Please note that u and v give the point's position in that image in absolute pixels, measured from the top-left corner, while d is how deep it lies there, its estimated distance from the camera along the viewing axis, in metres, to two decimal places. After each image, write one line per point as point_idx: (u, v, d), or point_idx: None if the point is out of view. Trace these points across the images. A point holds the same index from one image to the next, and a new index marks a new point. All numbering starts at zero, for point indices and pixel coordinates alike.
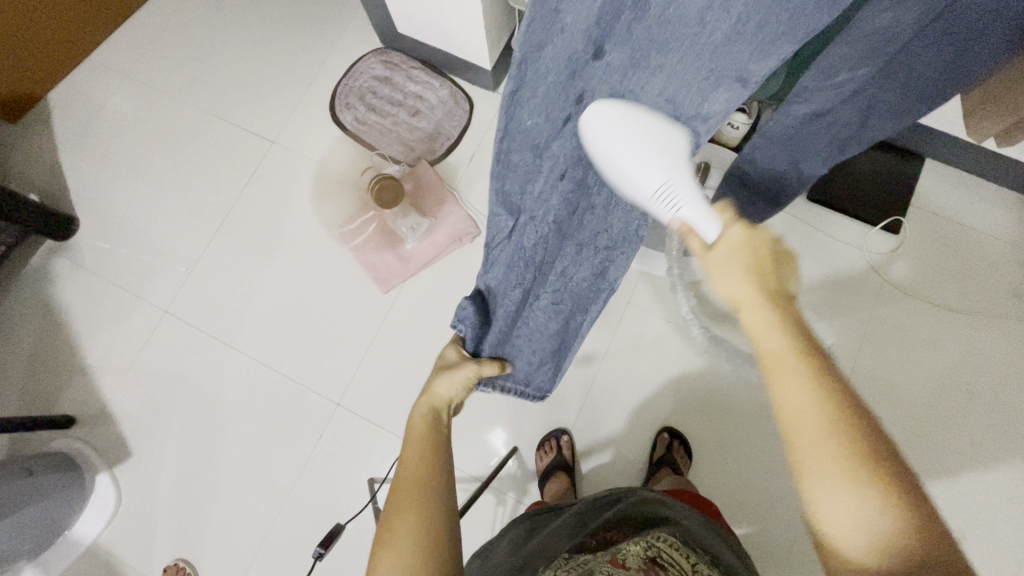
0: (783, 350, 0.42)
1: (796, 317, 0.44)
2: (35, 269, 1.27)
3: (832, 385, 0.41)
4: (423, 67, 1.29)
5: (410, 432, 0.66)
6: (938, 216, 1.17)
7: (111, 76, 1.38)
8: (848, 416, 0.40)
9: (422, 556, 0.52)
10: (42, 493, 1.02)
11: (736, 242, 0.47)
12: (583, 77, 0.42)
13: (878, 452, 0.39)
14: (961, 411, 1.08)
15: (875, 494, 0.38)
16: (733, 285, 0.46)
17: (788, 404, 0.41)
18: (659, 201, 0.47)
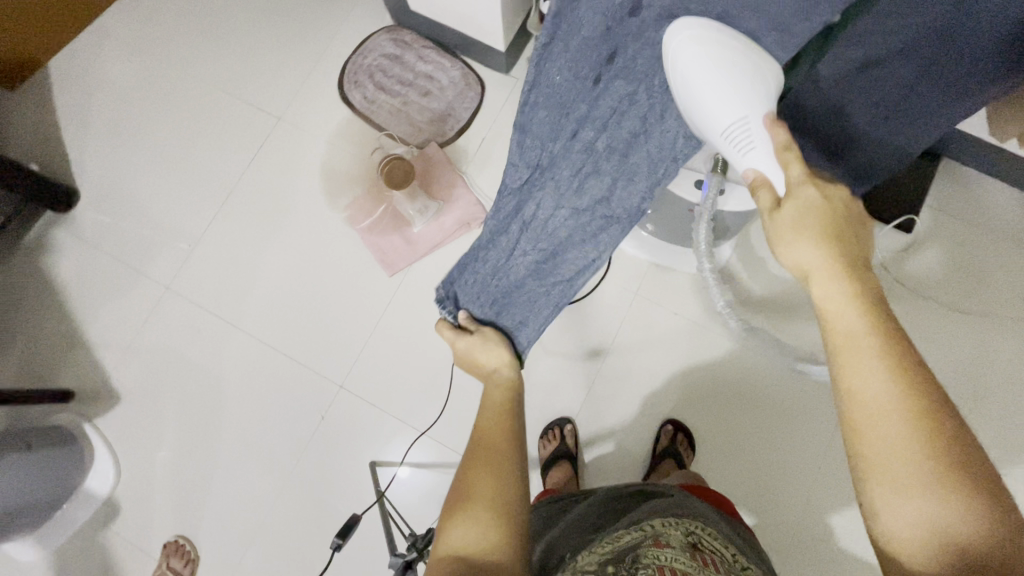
0: (857, 335, 0.46)
1: (870, 296, 0.47)
2: (33, 241, 1.25)
3: (914, 373, 0.44)
4: (436, 46, 1.26)
5: (487, 402, 0.74)
6: (953, 216, 1.15)
7: (113, 45, 1.35)
8: (921, 407, 0.42)
9: (504, 507, 0.58)
10: (42, 466, 1.01)
11: (809, 207, 0.50)
12: (616, 34, 0.47)
13: (948, 444, 0.42)
14: (964, 413, 1.08)
15: (948, 487, 0.40)
16: (810, 258, 0.50)
17: (865, 386, 0.44)
18: (728, 140, 0.49)
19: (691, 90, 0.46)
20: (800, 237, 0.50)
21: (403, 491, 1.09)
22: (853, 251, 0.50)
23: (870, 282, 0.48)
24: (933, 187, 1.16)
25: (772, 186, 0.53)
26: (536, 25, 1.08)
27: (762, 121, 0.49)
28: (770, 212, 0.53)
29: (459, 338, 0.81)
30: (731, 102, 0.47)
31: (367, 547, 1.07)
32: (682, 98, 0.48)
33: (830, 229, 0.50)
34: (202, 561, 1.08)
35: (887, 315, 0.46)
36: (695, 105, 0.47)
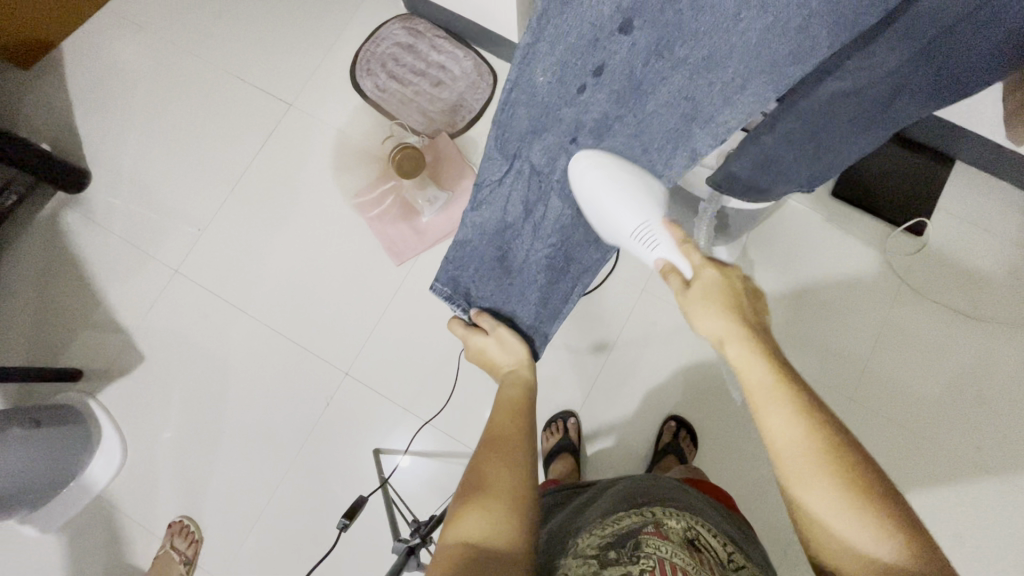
0: (769, 390, 0.50)
1: (772, 352, 0.54)
2: (44, 221, 1.25)
3: (823, 421, 0.48)
4: (449, 36, 1.25)
5: (501, 402, 0.71)
6: (964, 220, 1.14)
7: (125, 27, 1.35)
8: (833, 445, 0.47)
9: (516, 500, 0.57)
10: (48, 443, 1.02)
11: (710, 283, 0.59)
12: (603, 48, 0.56)
13: (861, 476, 0.46)
14: (969, 418, 1.08)
15: (874, 523, 0.44)
16: (717, 326, 0.56)
17: (781, 438, 0.49)
18: (638, 238, 0.67)
19: (597, 205, 0.66)
20: (708, 308, 0.57)
21: (406, 479, 1.10)
22: (750, 313, 0.57)
23: (769, 339, 0.55)
24: (946, 190, 1.15)
25: (679, 273, 0.63)
26: None
27: (660, 224, 0.66)
28: (680, 292, 0.61)
29: (478, 338, 0.77)
30: (629, 208, 0.65)
31: (368, 532, 1.07)
32: (589, 208, 0.67)
33: (733, 301, 0.57)
34: (206, 542, 1.09)
35: (788, 368, 0.52)
36: (605, 212, 0.67)
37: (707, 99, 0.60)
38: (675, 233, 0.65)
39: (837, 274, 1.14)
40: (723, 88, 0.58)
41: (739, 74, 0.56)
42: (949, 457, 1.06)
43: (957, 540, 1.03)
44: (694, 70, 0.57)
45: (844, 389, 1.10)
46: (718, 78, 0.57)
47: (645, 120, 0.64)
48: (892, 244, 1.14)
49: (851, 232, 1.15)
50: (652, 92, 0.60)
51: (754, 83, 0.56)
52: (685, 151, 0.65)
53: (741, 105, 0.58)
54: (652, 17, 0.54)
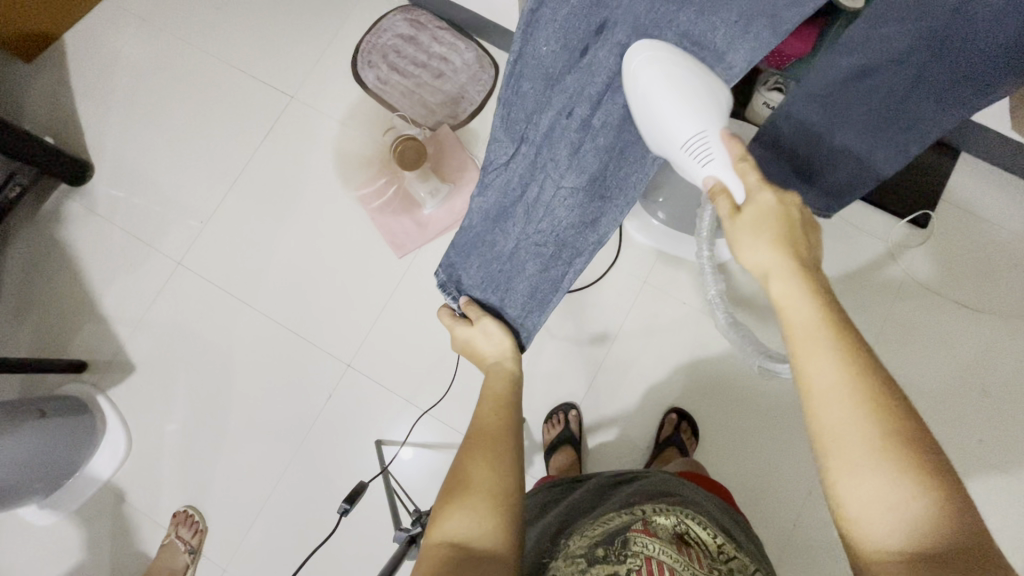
0: (814, 325, 0.46)
1: (826, 292, 0.48)
2: (47, 213, 1.26)
3: (871, 366, 0.43)
4: (450, 27, 1.25)
5: (488, 394, 0.69)
6: (969, 212, 1.13)
7: (127, 20, 1.35)
8: (880, 402, 0.42)
9: (496, 500, 0.56)
10: (51, 435, 1.03)
11: (764, 208, 0.53)
12: (606, 6, 0.56)
13: (909, 433, 0.41)
14: (971, 411, 1.07)
15: (909, 476, 0.39)
16: (763, 257, 0.51)
17: (818, 376, 0.44)
18: (687, 152, 0.58)
19: (650, 107, 0.58)
20: (758, 237, 0.52)
21: (407, 470, 1.10)
22: (805, 250, 0.51)
23: (822, 281, 0.49)
24: (951, 183, 1.14)
25: (730, 196, 0.56)
26: None
27: (719, 137, 0.58)
28: (730, 216, 0.55)
29: (461, 326, 0.78)
30: (687, 115, 0.57)
31: (370, 523, 1.08)
32: (641, 111, 0.59)
33: (784, 232, 0.51)
34: (210, 532, 1.10)
35: (842, 311, 0.47)
36: (654, 113, 0.58)
37: (714, 48, 0.58)
38: (733, 149, 0.57)
39: (840, 266, 1.14)
40: (727, 33, 0.56)
41: (744, 15, 0.55)
42: (952, 450, 1.06)
43: None
44: (703, 10, 0.56)
45: None
46: (723, 20, 0.56)
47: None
48: (896, 237, 1.14)
49: (854, 224, 1.15)
50: (658, 39, 0.58)
51: (753, 31, 0.56)
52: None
53: (745, 51, 0.57)
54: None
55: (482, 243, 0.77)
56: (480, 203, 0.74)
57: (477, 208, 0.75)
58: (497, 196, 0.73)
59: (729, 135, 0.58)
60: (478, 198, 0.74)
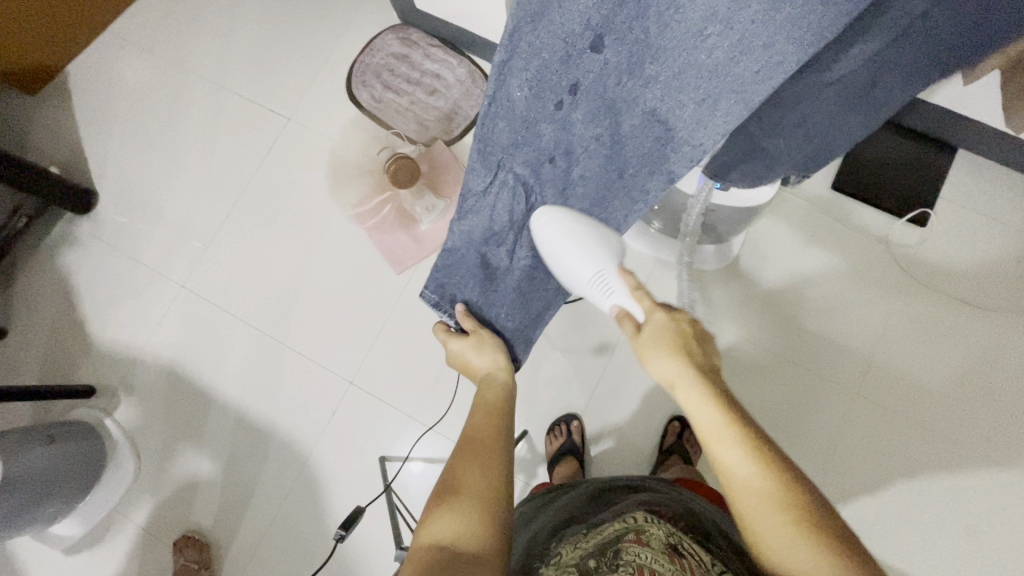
0: (714, 430, 0.53)
1: (721, 391, 0.56)
2: (54, 242, 1.28)
3: (778, 464, 0.50)
4: (441, 44, 1.26)
5: (481, 399, 0.71)
6: (969, 209, 1.13)
7: (127, 49, 1.38)
8: (783, 488, 0.49)
9: (479, 507, 0.57)
10: (60, 461, 1.04)
11: (659, 325, 0.63)
12: (577, 65, 0.54)
13: (811, 511, 0.48)
14: (978, 408, 1.06)
15: (818, 546, 0.46)
16: (669, 370, 0.59)
17: (738, 472, 0.51)
18: (597, 287, 0.70)
19: (555, 255, 0.70)
20: (659, 353, 0.60)
21: (412, 485, 1.11)
22: (699, 356, 0.60)
23: (720, 383, 0.57)
24: (948, 179, 1.14)
25: (632, 318, 0.67)
26: None
27: (614, 272, 0.70)
28: (634, 335, 0.66)
29: (455, 342, 0.77)
30: (587, 263, 0.68)
31: (378, 538, 1.09)
32: (552, 262, 0.71)
33: (680, 344, 0.60)
34: (220, 551, 1.11)
35: (741, 411, 0.54)
36: (564, 262, 0.70)
37: (680, 124, 0.56)
38: (629, 281, 0.69)
39: (839, 267, 1.13)
40: (695, 110, 0.54)
41: (708, 94, 0.52)
42: (961, 449, 1.04)
43: (971, 534, 1.01)
44: (669, 88, 0.54)
45: (849, 384, 1.09)
46: (689, 98, 0.53)
47: (621, 140, 0.61)
48: (894, 236, 1.13)
49: (851, 224, 1.14)
50: (627, 111, 0.58)
51: (720, 107, 0.53)
52: (662, 171, 0.62)
53: (712, 126, 0.54)
54: (622, 38, 0.51)
55: (471, 265, 0.76)
56: (463, 227, 0.74)
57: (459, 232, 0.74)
58: (481, 221, 0.72)
59: (622, 271, 0.70)
60: (462, 222, 0.73)
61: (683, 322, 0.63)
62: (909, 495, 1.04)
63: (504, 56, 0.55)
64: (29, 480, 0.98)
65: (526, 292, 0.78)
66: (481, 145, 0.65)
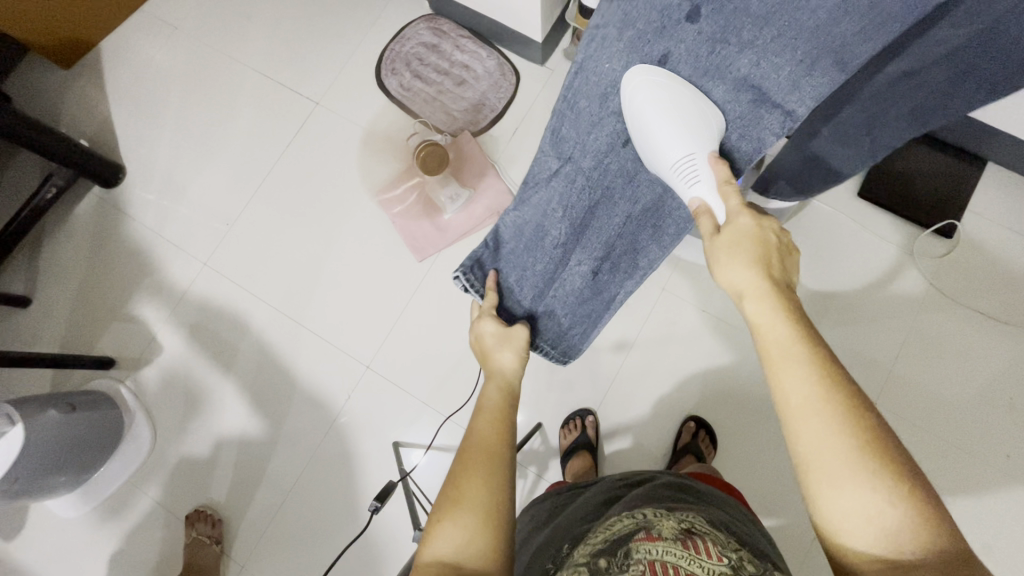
0: (784, 345, 0.48)
1: (794, 304, 0.52)
2: (82, 214, 1.30)
3: (838, 373, 0.46)
4: (472, 36, 1.28)
5: (483, 407, 0.63)
6: (997, 223, 1.12)
7: (160, 28, 1.39)
8: (852, 406, 0.45)
9: (487, 523, 0.52)
10: (80, 427, 1.05)
11: (741, 230, 0.56)
12: (669, 34, 0.62)
13: (878, 438, 0.43)
14: (999, 425, 1.05)
15: (881, 479, 0.42)
16: (741, 278, 0.54)
17: (795, 395, 0.46)
18: (678, 173, 0.63)
19: (648, 132, 0.64)
20: (732, 258, 0.55)
21: (424, 472, 1.11)
22: (777, 268, 0.54)
23: (794, 299, 0.52)
24: (977, 192, 1.13)
25: (713, 216, 0.60)
26: (575, 17, 1.09)
27: (706, 159, 0.62)
28: (710, 236, 0.59)
29: (487, 324, 0.77)
30: (676, 137, 0.62)
31: (388, 523, 1.09)
32: (636, 132, 0.65)
33: (758, 253, 0.55)
34: (231, 527, 1.12)
35: (811, 326, 0.50)
36: (651, 135, 0.64)
37: (775, 82, 0.63)
38: (721, 172, 0.61)
39: (863, 275, 1.12)
40: (792, 72, 0.61)
41: (809, 54, 0.60)
42: (980, 464, 1.04)
43: (986, 551, 1.00)
44: (764, 50, 0.61)
45: (868, 393, 1.08)
46: (787, 60, 0.61)
47: (710, 110, 0.66)
48: (920, 247, 1.12)
49: (877, 233, 1.14)
50: (720, 76, 0.64)
51: (818, 65, 0.60)
52: (752, 138, 0.67)
53: (807, 87, 0.62)
54: (719, 7, 0.59)
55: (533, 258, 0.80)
56: (518, 218, 0.78)
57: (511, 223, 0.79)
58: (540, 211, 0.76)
59: (716, 159, 0.62)
60: (514, 214, 0.78)
61: (772, 232, 0.56)
62: None
63: (582, 56, 0.63)
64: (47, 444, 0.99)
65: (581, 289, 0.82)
66: (553, 134, 0.70)
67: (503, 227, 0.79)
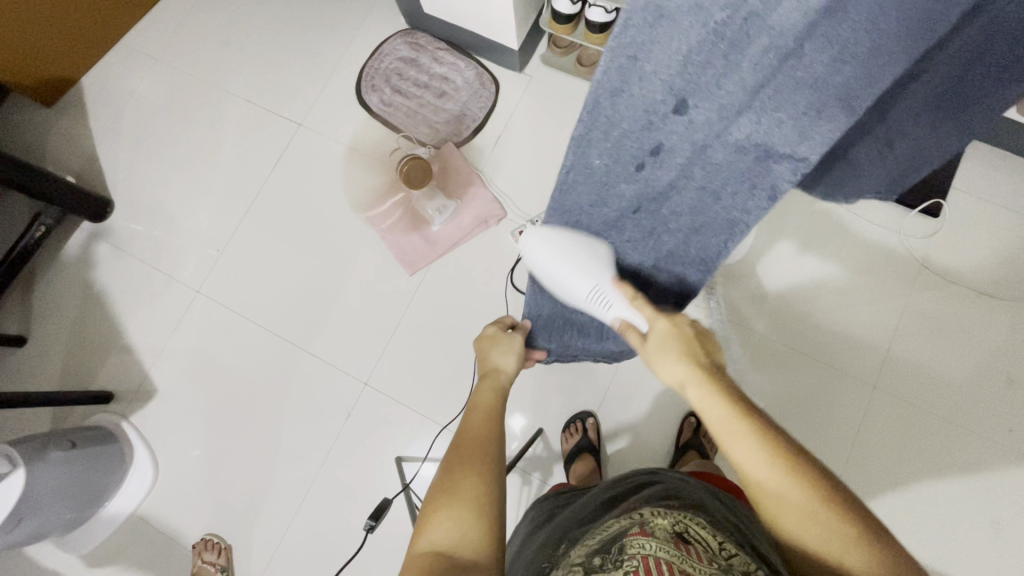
0: (727, 427, 0.51)
1: (729, 384, 0.55)
2: (73, 250, 1.30)
3: (777, 442, 0.49)
4: (449, 48, 1.28)
5: (477, 402, 0.67)
6: (983, 199, 1.12)
7: (141, 60, 1.40)
8: (795, 474, 0.47)
9: (478, 506, 0.53)
10: (85, 464, 1.06)
11: (665, 332, 0.62)
12: (661, 127, 0.54)
13: (827, 494, 0.46)
14: (998, 401, 1.05)
15: (831, 531, 0.45)
16: (677, 372, 0.58)
17: (748, 467, 0.49)
18: (595, 300, 0.69)
19: (555, 273, 0.71)
20: (667, 357, 0.60)
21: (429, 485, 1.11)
22: (706, 357, 0.59)
23: (726, 379, 0.56)
24: (961, 169, 1.13)
25: (636, 328, 0.66)
26: (549, 23, 1.10)
27: (611, 286, 0.68)
28: (641, 344, 0.64)
29: (489, 326, 0.81)
30: (578, 275, 0.69)
31: (395, 539, 1.09)
32: (545, 278, 0.74)
33: (685, 347, 0.60)
34: (239, 553, 1.11)
35: (748, 403, 0.53)
36: (557, 273, 0.71)
37: (780, 137, 0.50)
38: (625, 292, 0.68)
39: (854, 258, 1.13)
40: (796, 125, 0.49)
41: (813, 105, 0.46)
42: (984, 441, 1.04)
43: (997, 528, 1.00)
44: (762, 116, 0.49)
45: (866, 376, 1.08)
46: (787, 117, 0.48)
47: (715, 172, 0.58)
48: (907, 227, 1.13)
49: (864, 217, 1.14)
50: (715, 146, 0.55)
51: (824, 116, 0.47)
52: (765, 187, 0.57)
53: (817, 134, 0.48)
54: (708, 95, 0.49)
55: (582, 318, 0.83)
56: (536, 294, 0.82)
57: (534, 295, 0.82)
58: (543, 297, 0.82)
59: (617, 281, 0.69)
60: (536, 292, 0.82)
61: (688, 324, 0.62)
62: (933, 489, 1.03)
63: (582, 130, 0.56)
64: (47, 490, 0.98)
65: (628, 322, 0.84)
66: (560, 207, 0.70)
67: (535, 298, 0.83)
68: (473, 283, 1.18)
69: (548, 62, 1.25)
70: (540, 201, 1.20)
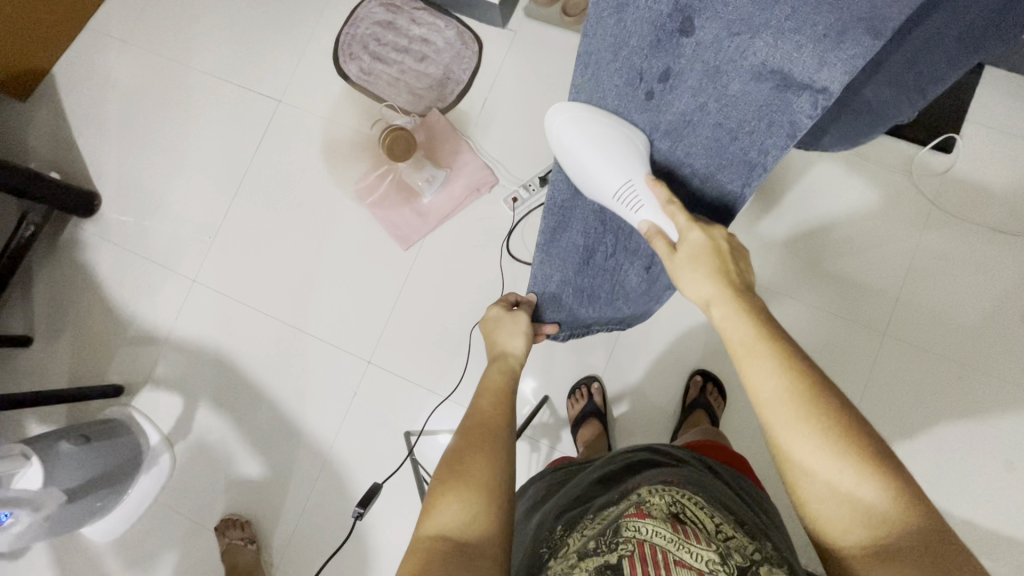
0: (747, 344, 0.53)
1: (755, 306, 0.56)
2: (67, 247, 1.30)
3: (795, 364, 0.49)
4: (427, 7, 1.22)
5: (486, 386, 0.67)
6: (999, 131, 1.06)
7: (110, 44, 1.35)
8: (812, 399, 0.47)
9: (486, 494, 0.53)
10: (101, 457, 1.08)
11: (695, 245, 0.61)
12: (667, 48, 0.68)
13: (844, 423, 0.46)
14: (1011, 339, 1.02)
15: (846, 464, 0.44)
16: (705, 290, 0.59)
17: (764, 390, 0.49)
18: (620, 201, 0.69)
19: (583, 167, 0.71)
20: (695, 270, 0.60)
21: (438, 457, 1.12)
22: (735, 273, 0.59)
23: (753, 298, 0.57)
24: (976, 99, 1.07)
25: (665, 235, 0.65)
26: None
27: (643, 183, 0.67)
28: (669, 255, 0.63)
29: (494, 306, 0.78)
30: (608, 170, 0.68)
31: (409, 510, 1.10)
32: (576, 174, 0.72)
33: (718, 264, 0.60)
34: (261, 529, 1.14)
35: (768, 325, 0.54)
36: (586, 168, 0.71)
37: (800, 64, 0.62)
38: (658, 193, 0.66)
39: (861, 201, 1.08)
40: (816, 47, 0.61)
41: (832, 28, 0.60)
42: (998, 380, 1.02)
43: (1011, 467, 0.99)
44: (782, 33, 0.62)
45: (877, 323, 1.06)
46: (806, 38, 0.62)
47: (732, 105, 0.67)
48: (917, 165, 1.07)
49: (871, 157, 1.09)
50: (732, 71, 0.66)
51: (848, 38, 0.60)
52: (784, 123, 0.65)
53: (839, 61, 0.61)
54: (714, 14, 0.65)
55: (593, 288, 0.80)
56: (543, 261, 0.80)
57: (538, 267, 0.80)
58: (556, 256, 0.79)
59: (651, 180, 0.67)
60: (545, 253, 0.79)
61: (721, 238, 0.62)
62: (947, 434, 1.01)
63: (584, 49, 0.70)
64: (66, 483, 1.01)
65: (641, 290, 0.79)
66: None
67: (541, 268, 0.80)
68: (469, 253, 1.16)
69: (531, 15, 1.18)
70: (532, 164, 1.16)
